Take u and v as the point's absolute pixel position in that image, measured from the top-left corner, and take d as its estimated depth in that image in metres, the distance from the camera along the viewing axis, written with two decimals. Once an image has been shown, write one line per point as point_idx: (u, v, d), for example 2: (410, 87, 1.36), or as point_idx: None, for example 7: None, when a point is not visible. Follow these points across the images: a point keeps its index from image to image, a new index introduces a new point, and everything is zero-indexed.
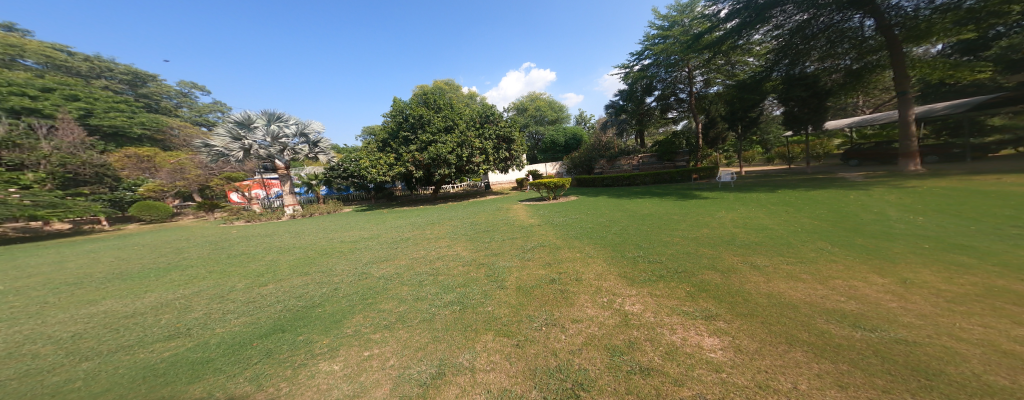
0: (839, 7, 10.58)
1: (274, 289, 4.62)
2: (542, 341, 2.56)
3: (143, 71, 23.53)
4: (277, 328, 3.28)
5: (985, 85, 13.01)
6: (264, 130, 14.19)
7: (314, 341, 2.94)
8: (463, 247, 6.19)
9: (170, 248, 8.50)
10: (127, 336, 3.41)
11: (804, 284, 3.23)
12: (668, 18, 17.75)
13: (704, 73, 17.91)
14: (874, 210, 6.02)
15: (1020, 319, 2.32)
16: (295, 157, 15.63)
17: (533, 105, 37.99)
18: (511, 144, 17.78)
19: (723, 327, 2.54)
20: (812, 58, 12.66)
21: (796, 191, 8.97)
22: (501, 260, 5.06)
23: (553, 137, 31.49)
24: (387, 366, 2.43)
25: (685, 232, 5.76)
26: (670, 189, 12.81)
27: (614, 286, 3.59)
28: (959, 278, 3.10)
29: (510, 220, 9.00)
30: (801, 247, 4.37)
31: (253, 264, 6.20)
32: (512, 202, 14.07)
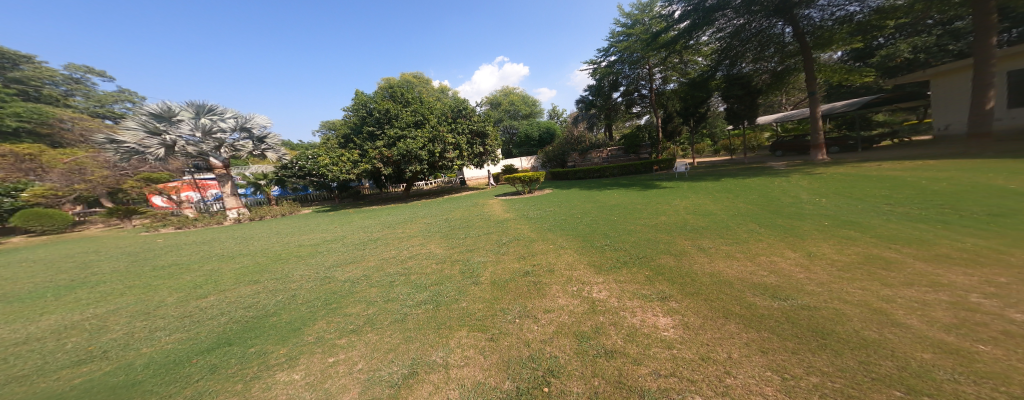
0: (766, 14, 11.82)
1: (216, 301, 4.16)
2: (516, 333, 2.64)
3: (12, 51, 19.37)
4: (222, 342, 2.99)
5: (872, 86, 15.59)
6: (192, 124, 12.53)
7: (267, 352, 2.72)
8: (437, 245, 6.06)
9: (74, 264, 7.18)
10: (20, 366, 2.88)
11: (739, 261, 3.69)
12: (631, 16, 18.54)
13: (661, 71, 19.09)
14: (792, 194, 6.96)
15: (887, 281, 2.86)
16: (235, 155, 14.06)
17: (506, 99, 37.89)
18: (485, 139, 17.48)
19: (674, 307, 2.81)
20: (747, 60, 13.93)
21: (737, 179, 10.02)
22: (476, 256, 5.05)
23: (527, 131, 31.70)
24: (356, 370, 2.34)
25: (646, 220, 6.18)
26: (634, 180, 13.60)
27: (583, 274, 3.78)
28: (848, 249, 3.73)
29: (484, 215, 8.97)
30: (737, 229, 4.93)
31: (188, 275, 5.49)
32: (487, 197, 14.03)
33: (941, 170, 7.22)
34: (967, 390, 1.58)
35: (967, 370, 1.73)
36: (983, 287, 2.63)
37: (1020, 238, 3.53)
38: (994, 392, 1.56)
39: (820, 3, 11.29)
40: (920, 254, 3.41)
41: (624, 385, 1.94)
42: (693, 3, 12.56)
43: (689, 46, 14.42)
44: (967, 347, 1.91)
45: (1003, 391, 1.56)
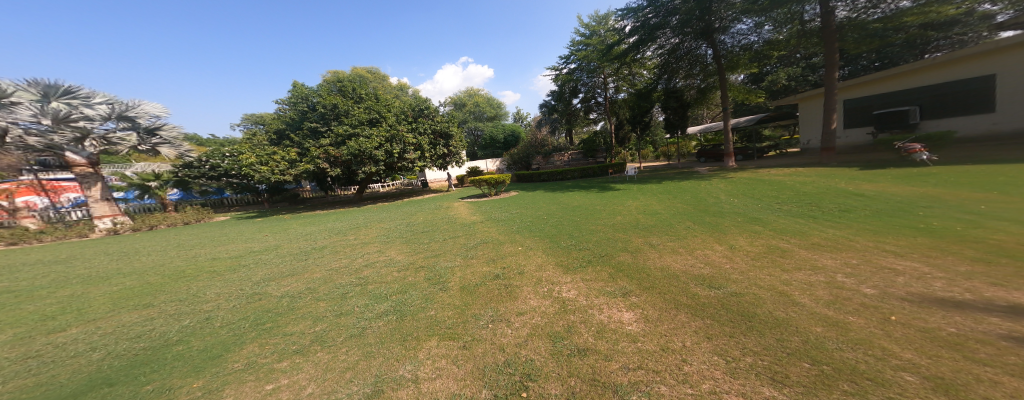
0: (694, 36, 13.40)
1: (85, 333, 3.28)
2: (489, 339, 2.58)
3: None
4: (99, 383, 2.36)
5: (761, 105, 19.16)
6: (34, 107, 9.65)
7: (175, 389, 2.25)
8: (396, 252, 5.65)
9: None
10: None
11: (682, 256, 4.18)
12: (589, 26, 19.68)
13: (614, 81, 20.60)
14: (715, 194, 8.13)
15: (787, 268, 3.52)
16: (110, 149, 11.65)
17: (470, 100, 37.53)
18: (449, 140, 17.10)
19: (635, 302, 3.05)
20: (680, 76, 15.55)
21: (674, 182, 11.32)
22: (443, 261, 4.85)
23: (492, 134, 32.28)
24: (304, 397, 2.07)
25: (604, 220, 6.62)
26: (591, 182, 14.49)
27: (552, 275, 3.89)
28: (758, 241, 4.49)
29: (450, 218, 8.67)
30: (677, 227, 5.58)
31: (35, 304, 4.20)
32: (452, 199, 13.70)
33: (813, 176, 9.12)
34: (849, 356, 2.01)
35: (847, 340, 2.19)
36: (846, 269, 3.41)
37: (864, 229, 4.64)
38: (863, 355, 2.01)
39: (731, 31, 13.32)
40: (804, 243, 4.27)
41: (599, 382, 2.01)
42: (641, 20, 13.69)
43: (636, 59, 15.77)
44: (843, 319, 2.44)
45: (865, 352, 2.03)
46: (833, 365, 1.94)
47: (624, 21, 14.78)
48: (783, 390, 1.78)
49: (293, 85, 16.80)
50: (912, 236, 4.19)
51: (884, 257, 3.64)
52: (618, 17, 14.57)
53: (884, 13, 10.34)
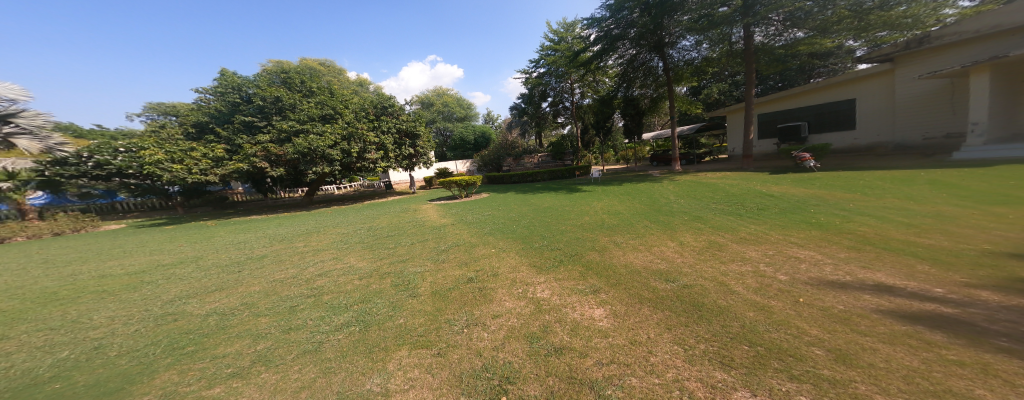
0: (648, 49, 14.47)
1: None
2: (465, 344, 2.50)
3: None
4: None
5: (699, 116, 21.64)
6: None
7: None
8: (354, 258, 5.23)
9: None
10: None
11: (643, 252, 4.50)
12: (558, 33, 20.34)
13: (580, 87, 21.54)
14: (668, 195, 8.89)
15: (726, 260, 3.97)
16: None
17: (439, 100, 36.48)
18: (416, 140, 16.73)
19: (604, 298, 3.18)
20: (637, 85, 16.66)
21: (633, 184, 12.13)
22: (409, 266, 4.60)
23: (461, 135, 31.67)
24: None
25: (573, 220, 6.85)
26: (560, 184, 14.92)
27: (526, 276, 3.92)
28: (703, 237, 5.01)
29: (420, 221, 8.32)
30: (637, 225, 6.00)
31: None
32: (419, 202, 13.16)
33: (740, 179, 10.44)
34: (775, 336, 2.33)
35: (774, 322, 2.53)
36: (767, 259, 3.97)
37: (779, 223, 5.43)
38: (784, 334, 2.36)
39: (677, 46, 14.46)
40: (736, 237, 4.88)
41: (576, 379, 2.03)
42: (604, 30, 14.43)
43: (599, 67, 16.55)
44: (769, 304, 2.83)
45: (786, 332, 2.38)
46: (765, 345, 2.23)
47: (589, 30, 15.48)
48: (732, 372, 1.99)
49: (222, 73, 14.68)
50: (814, 229, 5.00)
51: (792, 247, 4.30)
52: (584, 26, 15.26)
53: (785, 41, 12.11)
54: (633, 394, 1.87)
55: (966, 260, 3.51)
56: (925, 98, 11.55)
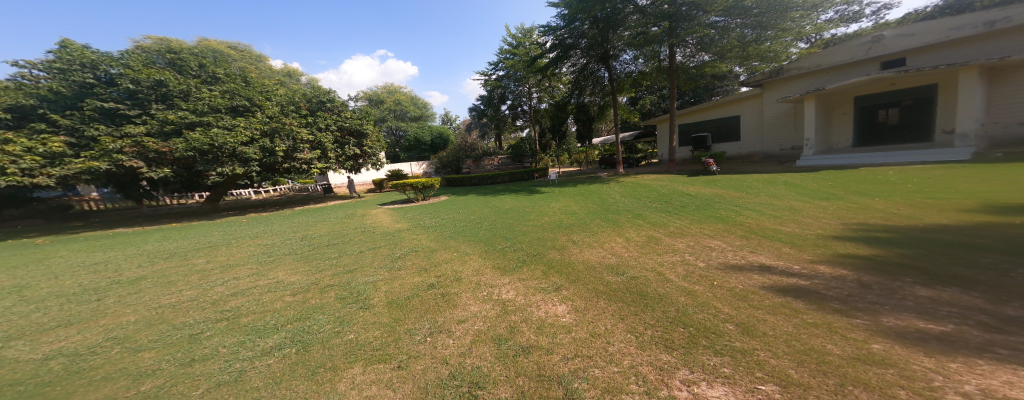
0: (596, 59, 15.50)
1: None
2: (429, 353, 2.38)
3: None
4: None
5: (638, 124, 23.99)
6: None
7: None
8: (280, 273, 4.63)
9: None
10: None
11: (597, 248, 4.79)
12: (516, 37, 21.04)
13: (538, 92, 22.47)
14: (616, 195, 9.60)
15: (665, 253, 4.43)
16: None
17: (390, 97, 34.32)
18: (364, 139, 16.21)
19: (566, 295, 3.30)
20: (587, 93, 17.62)
21: (587, 185, 12.82)
22: (357, 277, 4.23)
23: (418, 135, 30.00)
24: None
25: (535, 221, 7.01)
26: (520, 186, 15.12)
27: (490, 278, 3.89)
28: (645, 232, 5.52)
29: (370, 227, 7.72)
30: (591, 224, 6.37)
31: None
32: (369, 206, 12.21)
33: (670, 180, 11.76)
34: (701, 317, 2.67)
35: (700, 304, 2.90)
36: (690, 249, 4.54)
37: (701, 218, 6.24)
38: (707, 314, 2.71)
39: (619, 59, 15.70)
40: (668, 232, 5.49)
41: (545, 376, 2.06)
42: (559, 38, 15.15)
43: (555, 74, 17.23)
44: (694, 289, 3.24)
45: (711, 313, 2.72)
46: (694, 326, 2.53)
47: (546, 36, 16.12)
48: (673, 353, 2.22)
49: (64, 44, 11.37)
50: (727, 222, 5.85)
51: (706, 238, 5.00)
52: (541, 33, 15.91)
53: (696, 63, 14.24)
54: (598, 384, 1.95)
55: (824, 242, 4.44)
56: (781, 118, 14.83)
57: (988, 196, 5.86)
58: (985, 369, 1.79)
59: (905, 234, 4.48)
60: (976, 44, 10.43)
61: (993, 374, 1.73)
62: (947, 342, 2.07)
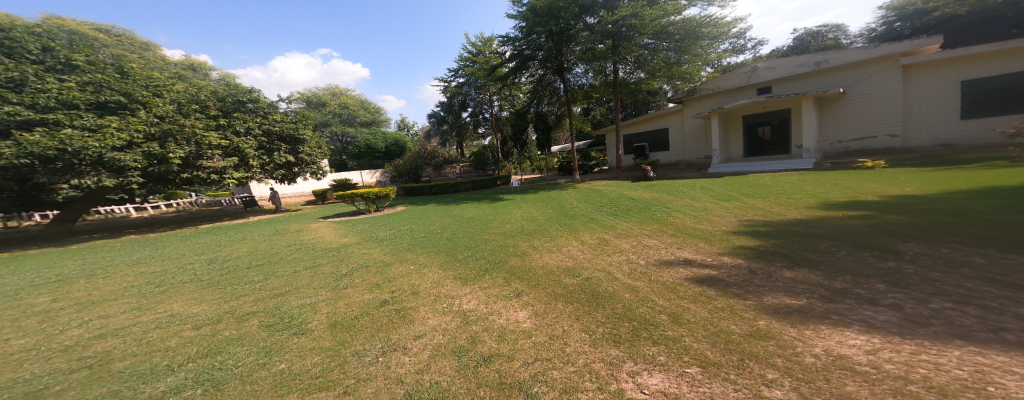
0: (551, 71, 16.17)
1: None
2: (381, 374, 2.21)
3: None
4: None
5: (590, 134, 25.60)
6: None
7: None
8: (177, 305, 3.91)
9: None
10: None
11: (557, 253, 4.94)
12: (476, 46, 21.31)
13: (499, 100, 22.77)
14: (573, 201, 10.05)
15: (615, 253, 4.74)
16: None
17: (335, 101, 31.79)
18: (300, 145, 15.31)
19: (527, 300, 3.33)
20: (545, 102, 18.15)
21: (546, 192, 13.18)
22: (291, 299, 3.79)
23: (369, 142, 27.93)
24: None
25: (497, 229, 6.99)
26: (483, 194, 14.99)
27: (451, 289, 3.77)
28: (596, 235, 5.85)
29: (308, 243, 6.98)
30: (550, 229, 6.56)
31: None
32: (310, 220, 11.06)
33: (618, 185, 12.65)
34: (642, 310, 2.90)
35: (641, 299, 3.14)
36: (634, 248, 4.94)
37: (645, 219, 6.82)
38: (648, 307, 2.95)
39: (573, 72, 16.68)
40: (614, 233, 5.91)
41: (505, 384, 2.04)
42: (518, 49, 15.60)
43: (515, 83, 17.55)
44: (635, 284, 3.52)
45: (652, 306, 2.97)
46: (636, 319, 2.74)
47: (505, 46, 16.47)
48: (621, 347, 2.35)
49: None
50: (665, 222, 6.47)
51: (645, 237, 5.48)
52: (500, 43, 16.24)
53: (635, 79, 15.71)
54: (556, 386, 1.99)
55: (736, 235, 5.16)
56: (697, 131, 17.08)
57: (834, 195, 7.45)
58: (826, 333, 2.30)
59: (777, 227, 5.44)
60: (812, 80, 13.81)
61: (831, 337, 2.24)
62: (803, 313, 2.61)
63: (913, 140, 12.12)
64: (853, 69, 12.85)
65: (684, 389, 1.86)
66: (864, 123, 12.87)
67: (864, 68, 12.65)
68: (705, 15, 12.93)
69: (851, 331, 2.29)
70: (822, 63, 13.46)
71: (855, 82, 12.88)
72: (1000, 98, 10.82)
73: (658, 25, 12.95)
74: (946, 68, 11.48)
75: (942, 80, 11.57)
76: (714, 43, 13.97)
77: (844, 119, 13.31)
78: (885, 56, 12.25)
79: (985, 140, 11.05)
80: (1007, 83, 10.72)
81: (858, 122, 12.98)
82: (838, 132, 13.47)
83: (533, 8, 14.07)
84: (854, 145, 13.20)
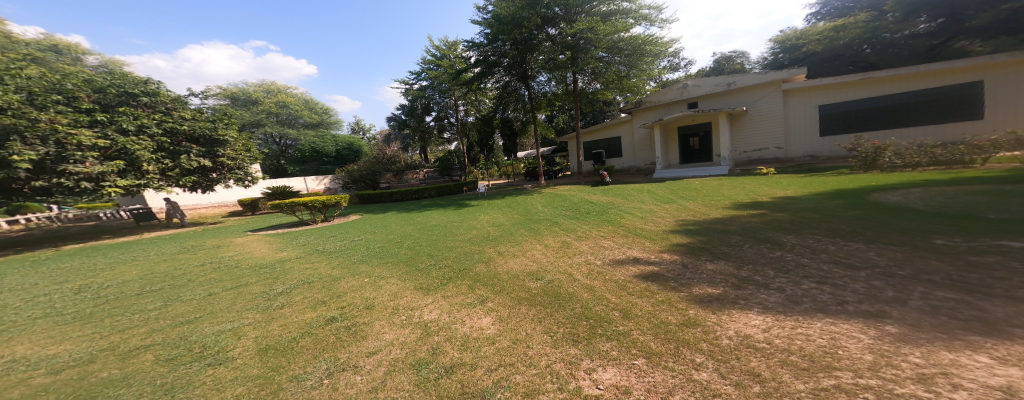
0: (516, 78, 16.30)
1: None
2: (327, 396, 2.04)
3: None
4: None
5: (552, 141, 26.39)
6: None
7: None
8: (21, 347, 3.09)
9: None
10: None
11: (523, 257, 4.97)
12: (439, 49, 21.03)
13: (464, 104, 22.56)
14: (538, 206, 10.22)
15: (576, 255, 4.92)
16: None
17: (271, 99, 28.79)
18: (221, 147, 13.60)
19: (491, 306, 3.30)
20: (511, 108, 18.18)
21: (512, 197, 13.25)
22: (206, 326, 3.32)
23: (317, 145, 25.89)
24: None
25: (462, 235, 6.85)
26: (449, 200, 14.61)
27: (411, 300, 3.60)
28: (557, 238, 6.02)
29: (232, 261, 6.19)
30: (516, 234, 6.62)
31: None
32: (238, 233, 9.84)
33: (580, 190, 13.18)
34: (597, 308, 3.05)
35: (597, 298, 3.28)
36: (593, 249, 5.19)
37: (603, 222, 7.18)
38: (603, 305, 3.11)
39: (537, 80, 17.00)
40: (573, 236, 6.14)
41: (468, 393, 1.99)
42: (484, 55, 15.60)
43: (480, 88, 17.47)
44: (591, 283, 3.70)
45: (607, 304, 3.13)
46: (591, 317, 2.86)
47: (471, 51, 16.35)
48: (579, 346, 2.43)
49: None
50: (619, 224, 6.88)
51: (601, 238, 5.79)
52: (465, 47, 16.09)
53: (593, 89, 16.54)
54: (519, 390, 1.98)
55: (676, 233, 5.69)
56: (644, 140, 18.50)
57: (743, 196, 8.63)
58: (736, 316, 2.68)
59: (701, 225, 6.09)
60: (726, 99, 15.82)
61: (739, 319, 2.62)
62: (720, 300, 3.00)
63: (794, 152, 14.63)
64: (753, 91, 15.06)
65: (633, 381, 1.98)
66: (762, 136, 15.15)
67: (760, 91, 14.94)
68: (648, 34, 14.01)
69: (753, 313, 2.71)
70: (732, 84, 15.54)
71: (754, 101, 15.14)
72: (846, 119, 13.50)
73: (610, 40, 13.77)
74: (812, 94, 14.02)
75: (809, 103, 14.15)
76: (656, 60, 15.00)
77: (748, 133, 15.49)
78: (774, 82, 14.62)
79: (837, 153, 13.82)
80: (850, 108, 13.38)
81: (759, 136, 15.23)
82: (743, 143, 15.67)
83: (498, 15, 14.23)
84: (755, 155, 15.45)
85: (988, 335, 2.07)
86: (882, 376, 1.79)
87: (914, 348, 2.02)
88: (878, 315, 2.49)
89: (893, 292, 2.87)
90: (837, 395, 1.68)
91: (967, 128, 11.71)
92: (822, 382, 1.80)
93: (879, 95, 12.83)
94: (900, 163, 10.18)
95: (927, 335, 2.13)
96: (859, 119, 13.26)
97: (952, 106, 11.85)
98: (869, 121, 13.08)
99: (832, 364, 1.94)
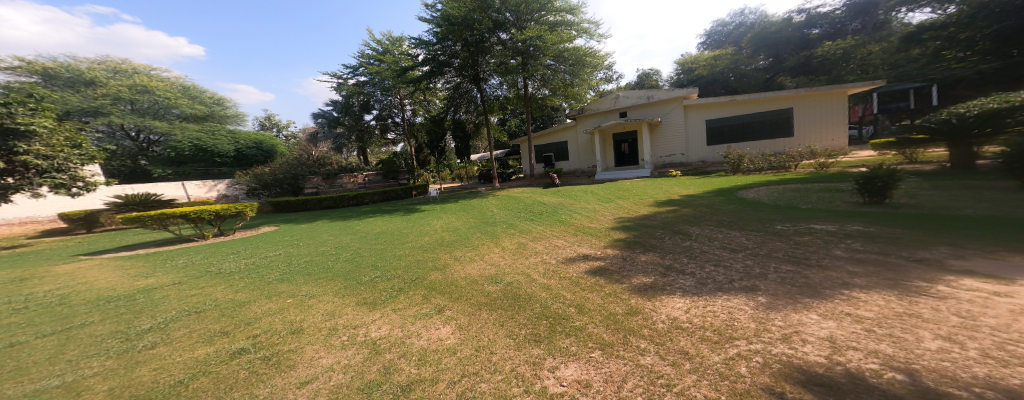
0: (467, 78, 16.02)
1: None
2: None
3: None
4: None
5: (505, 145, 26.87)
6: None
7: None
8: None
9: None
10: None
11: (481, 262, 4.86)
12: (382, 43, 19.94)
13: (411, 103, 21.74)
14: (493, 209, 10.13)
15: (538, 255, 4.94)
16: None
17: (122, 81, 21.94)
18: (28, 142, 8.97)
19: (450, 315, 3.16)
20: (462, 110, 17.85)
21: (468, 200, 13.00)
22: (7, 388, 2.44)
23: (211, 145, 22.41)
24: None
25: (412, 243, 6.50)
26: (395, 205, 13.81)
27: (354, 317, 3.30)
28: (511, 241, 5.99)
29: (51, 298, 4.75)
30: (472, 238, 6.46)
31: None
32: (86, 259, 7.70)
33: (534, 191, 13.49)
34: (553, 306, 3.09)
35: (554, 296, 3.33)
36: (547, 248, 5.31)
37: (556, 222, 7.36)
38: (559, 302, 3.18)
39: (489, 83, 16.90)
40: (526, 237, 6.17)
41: None
42: (432, 54, 15.15)
43: (429, 87, 16.79)
44: (549, 282, 3.75)
45: (565, 301, 3.17)
46: (550, 316, 2.88)
47: (417, 48, 15.66)
48: (540, 346, 2.42)
49: None
50: (567, 223, 7.13)
51: (556, 238, 5.94)
52: (412, 44, 15.37)
53: (542, 94, 17.17)
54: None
55: (611, 230, 6.07)
56: (586, 145, 19.68)
57: (660, 194, 9.64)
58: (665, 301, 2.93)
59: (635, 221, 6.61)
60: (646, 111, 17.38)
61: (665, 304, 2.87)
62: (652, 288, 3.25)
63: (690, 158, 16.65)
64: (658, 106, 16.96)
65: (593, 374, 2.03)
66: (669, 145, 16.99)
67: (665, 107, 16.85)
68: (588, 47, 14.85)
69: (677, 297, 2.99)
70: (651, 98, 17.31)
71: (661, 115, 17.01)
72: (720, 133, 15.84)
73: (556, 49, 14.30)
74: (698, 110, 16.17)
75: (698, 118, 16.25)
76: (594, 71, 15.77)
77: (660, 141, 17.24)
78: (674, 99, 16.49)
79: (717, 160, 16.09)
80: (722, 124, 15.74)
81: (667, 144, 17.06)
82: (656, 150, 17.41)
83: (448, 15, 13.95)
84: (665, 161, 17.27)
85: (814, 296, 2.62)
86: (764, 339, 2.11)
87: (778, 313, 2.45)
88: (751, 289, 2.95)
89: (758, 268, 3.44)
90: (740, 362, 1.92)
91: (788, 143, 14.61)
92: (729, 352, 2.04)
93: (741, 113, 15.28)
94: (754, 167, 12.15)
95: (783, 301, 2.61)
96: (731, 133, 15.61)
97: (778, 126, 14.69)
98: (738, 134, 15.42)
99: (733, 335, 2.22)
